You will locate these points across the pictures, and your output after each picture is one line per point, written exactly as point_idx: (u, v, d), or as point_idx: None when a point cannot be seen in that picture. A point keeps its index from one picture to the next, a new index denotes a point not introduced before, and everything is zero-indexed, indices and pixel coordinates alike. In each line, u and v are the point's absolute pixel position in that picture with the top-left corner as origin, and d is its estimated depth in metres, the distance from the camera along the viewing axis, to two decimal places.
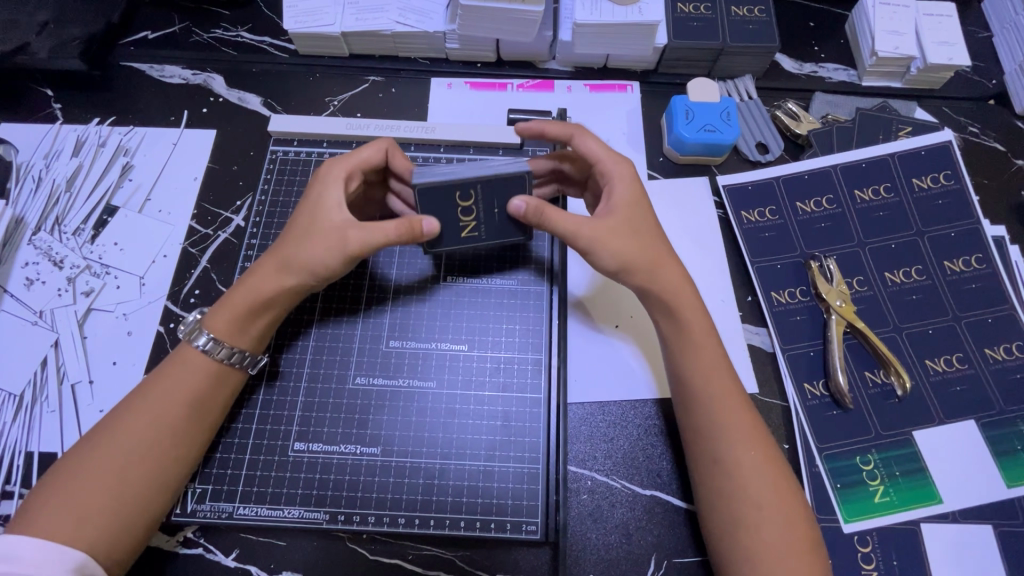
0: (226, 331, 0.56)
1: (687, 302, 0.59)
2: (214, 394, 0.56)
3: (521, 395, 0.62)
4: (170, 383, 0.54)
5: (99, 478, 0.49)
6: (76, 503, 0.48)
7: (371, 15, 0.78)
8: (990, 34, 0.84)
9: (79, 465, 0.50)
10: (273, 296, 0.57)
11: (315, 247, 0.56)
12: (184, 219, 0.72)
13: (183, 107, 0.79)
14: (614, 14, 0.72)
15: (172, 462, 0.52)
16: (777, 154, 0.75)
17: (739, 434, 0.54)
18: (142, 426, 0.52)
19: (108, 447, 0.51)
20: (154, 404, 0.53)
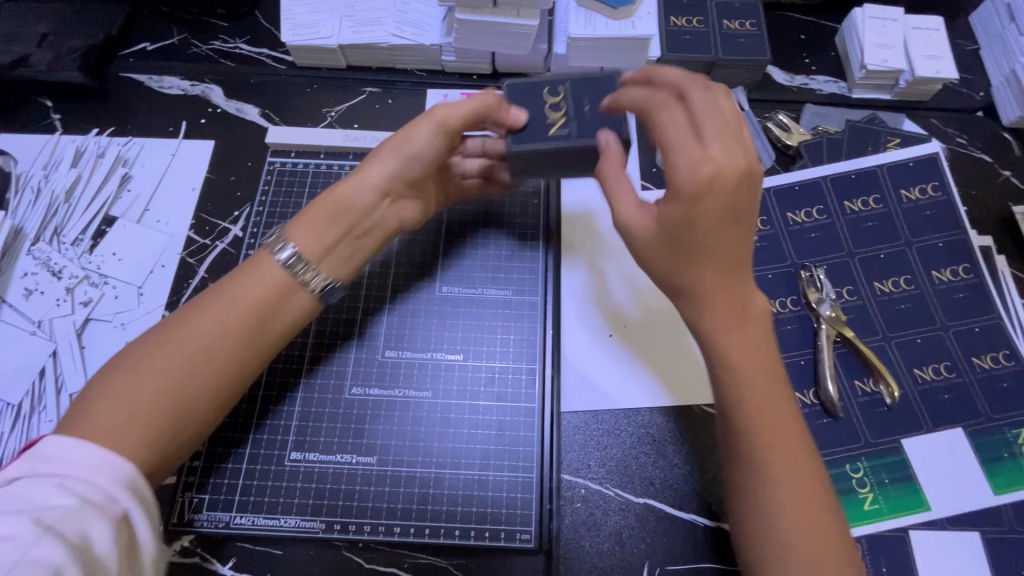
0: (308, 243, 0.59)
1: (734, 323, 0.51)
2: (266, 320, 0.56)
3: (515, 404, 0.63)
4: (240, 292, 0.56)
5: (160, 377, 0.50)
6: (134, 400, 0.49)
7: (368, 28, 0.79)
8: (977, 47, 0.85)
9: (145, 359, 0.51)
10: (349, 205, 0.60)
11: (412, 137, 0.61)
12: (182, 230, 0.73)
13: (181, 118, 0.80)
14: (607, 28, 0.74)
15: (229, 371, 0.53)
16: (768, 166, 0.76)
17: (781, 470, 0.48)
18: (209, 331, 0.53)
19: (166, 352, 0.52)
20: (214, 313, 0.54)
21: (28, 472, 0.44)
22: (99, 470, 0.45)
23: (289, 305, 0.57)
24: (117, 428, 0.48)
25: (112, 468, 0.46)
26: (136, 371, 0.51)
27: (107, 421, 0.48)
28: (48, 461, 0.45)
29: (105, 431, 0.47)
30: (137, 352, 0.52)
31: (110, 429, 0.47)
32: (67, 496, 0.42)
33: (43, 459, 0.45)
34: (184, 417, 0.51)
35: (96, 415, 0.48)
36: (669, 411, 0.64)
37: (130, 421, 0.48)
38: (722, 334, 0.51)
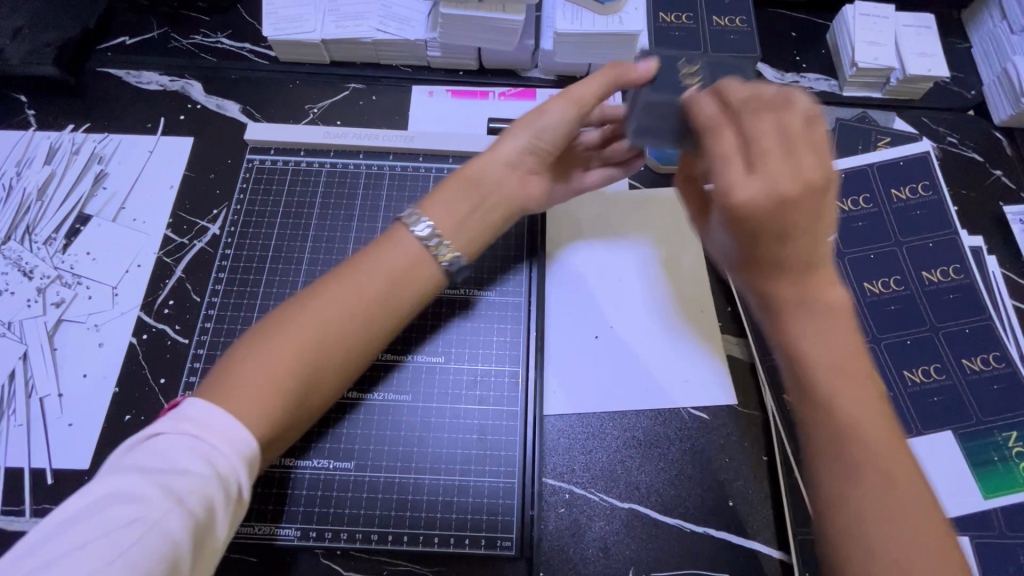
0: (442, 218, 0.54)
1: (826, 314, 0.46)
2: (402, 291, 0.52)
3: (499, 407, 0.62)
4: (376, 257, 0.52)
5: (296, 340, 0.47)
6: (269, 363, 0.46)
7: (352, 22, 0.77)
8: (969, 45, 0.84)
9: (284, 322, 0.48)
10: (480, 180, 0.56)
11: (545, 110, 0.57)
12: (159, 229, 0.71)
13: (160, 115, 0.78)
14: (595, 24, 0.72)
15: (360, 340, 0.50)
16: None
17: (871, 479, 0.43)
18: (341, 296, 0.50)
19: (296, 318, 0.48)
20: (347, 283, 0.50)
21: (169, 429, 0.42)
22: (223, 441, 0.43)
23: (422, 277, 0.53)
24: (245, 394, 0.45)
25: (236, 442, 0.43)
26: (266, 337, 0.47)
27: (234, 389, 0.45)
28: (190, 421, 0.43)
29: (233, 399, 0.44)
30: (270, 316, 0.49)
31: (237, 399, 0.44)
32: (194, 464, 0.41)
33: (184, 420, 0.43)
34: (306, 391, 0.48)
35: (225, 381, 0.45)
36: (654, 414, 0.63)
37: (254, 391, 0.45)
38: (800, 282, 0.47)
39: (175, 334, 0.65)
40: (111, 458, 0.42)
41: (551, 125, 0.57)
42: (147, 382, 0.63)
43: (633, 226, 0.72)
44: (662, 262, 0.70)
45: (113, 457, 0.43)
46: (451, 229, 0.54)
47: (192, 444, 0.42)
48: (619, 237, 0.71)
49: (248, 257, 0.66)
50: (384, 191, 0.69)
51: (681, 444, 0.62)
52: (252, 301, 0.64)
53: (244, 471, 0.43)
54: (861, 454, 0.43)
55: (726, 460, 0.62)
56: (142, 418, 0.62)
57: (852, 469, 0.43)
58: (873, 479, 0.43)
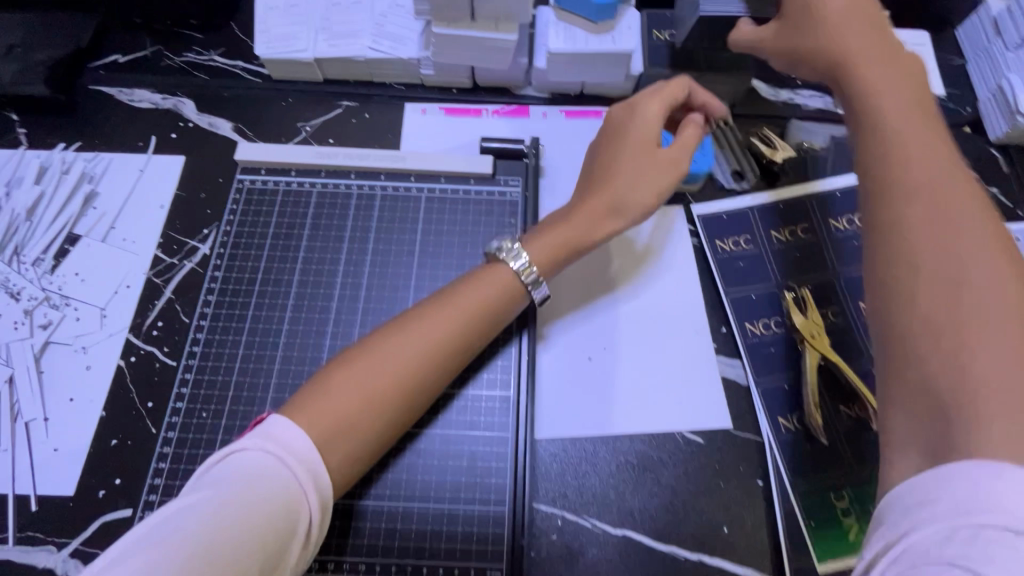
0: (541, 262, 0.61)
1: (934, 187, 0.46)
2: (476, 326, 0.58)
3: (490, 434, 0.61)
4: (462, 294, 0.59)
5: (385, 364, 0.53)
6: (363, 379, 0.52)
7: (345, 41, 0.77)
8: (964, 61, 0.84)
9: (376, 345, 0.55)
10: (584, 239, 0.62)
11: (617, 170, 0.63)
12: (149, 248, 0.70)
13: (152, 133, 0.77)
14: (588, 43, 0.72)
15: (441, 374, 0.56)
16: (752, 183, 0.75)
17: (995, 305, 0.40)
18: (426, 331, 0.56)
19: (378, 349, 0.54)
20: (431, 318, 0.57)
21: (254, 447, 0.46)
22: (300, 461, 0.46)
23: (495, 313, 0.59)
24: (328, 413, 0.50)
25: (312, 466, 0.47)
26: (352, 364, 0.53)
27: (316, 409, 0.49)
28: (275, 442, 0.46)
29: (313, 419, 0.49)
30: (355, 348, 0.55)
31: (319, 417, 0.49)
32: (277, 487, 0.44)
33: (270, 439, 0.46)
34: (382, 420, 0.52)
35: (307, 403, 0.50)
36: (647, 438, 0.62)
37: (335, 413, 0.50)
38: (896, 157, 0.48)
39: (163, 356, 0.65)
40: (189, 483, 0.44)
41: (627, 189, 0.62)
42: (134, 406, 0.62)
43: (626, 261, 0.71)
44: (654, 298, 0.69)
45: (193, 478, 0.45)
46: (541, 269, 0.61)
47: (275, 464, 0.45)
48: (609, 274, 0.70)
49: (236, 279, 0.65)
50: (375, 212, 0.68)
51: (675, 468, 0.61)
52: (241, 324, 0.63)
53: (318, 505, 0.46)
54: (985, 291, 0.41)
55: (720, 485, 0.61)
56: (128, 443, 0.61)
57: (975, 287, 0.41)
58: (995, 297, 0.41)
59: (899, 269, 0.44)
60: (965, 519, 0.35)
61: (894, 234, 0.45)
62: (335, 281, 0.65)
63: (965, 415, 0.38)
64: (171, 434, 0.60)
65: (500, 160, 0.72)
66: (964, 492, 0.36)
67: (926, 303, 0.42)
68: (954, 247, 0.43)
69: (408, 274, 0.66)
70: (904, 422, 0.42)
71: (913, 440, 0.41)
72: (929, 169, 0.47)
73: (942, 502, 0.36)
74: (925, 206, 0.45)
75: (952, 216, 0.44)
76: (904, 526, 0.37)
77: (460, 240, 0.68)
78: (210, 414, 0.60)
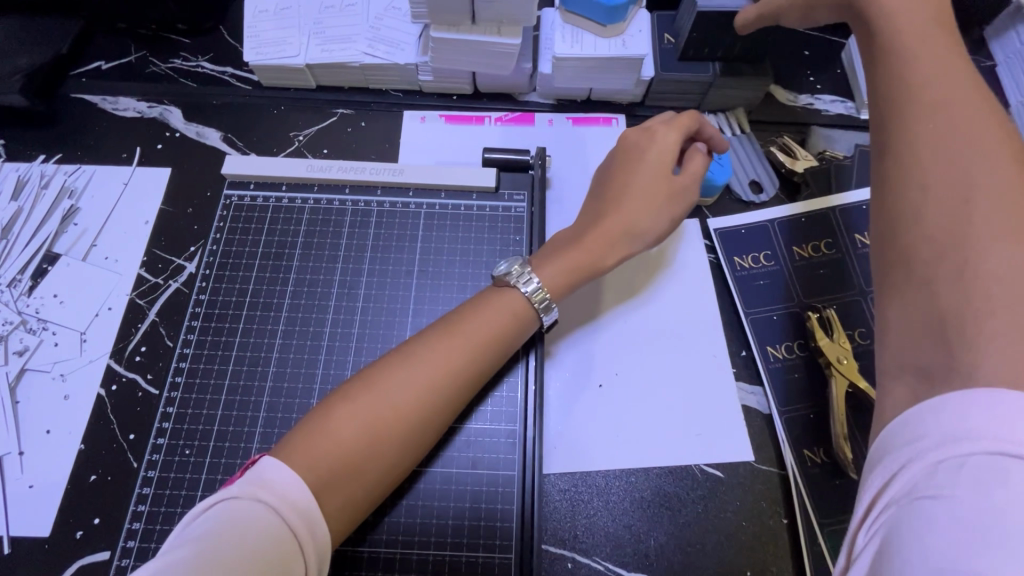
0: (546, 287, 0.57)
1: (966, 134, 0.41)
2: (484, 358, 0.54)
3: (494, 472, 0.57)
4: (474, 320, 0.55)
5: (385, 401, 0.49)
6: (358, 418, 0.48)
7: (339, 46, 0.73)
8: (993, 63, 0.80)
9: (373, 377, 0.50)
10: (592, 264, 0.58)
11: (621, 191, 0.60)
12: (132, 268, 0.67)
13: (136, 144, 0.73)
14: (596, 47, 0.68)
15: (445, 408, 0.52)
16: (771, 194, 0.71)
17: (1003, 220, 0.37)
18: (431, 359, 0.52)
19: (378, 383, 0.50)
20: (435, 347, 0.52)
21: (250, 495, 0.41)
22: (296, 515, 0.42)
23: (502, 344, 0.55)
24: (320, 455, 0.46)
25: (309, 519, 0.42)
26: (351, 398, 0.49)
27: (311, 447, 0.46)
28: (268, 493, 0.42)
29: (309, 459, 0.45)
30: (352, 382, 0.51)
31: (315, 456, 0.45)
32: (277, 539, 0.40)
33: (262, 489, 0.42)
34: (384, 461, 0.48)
35: (301, 439, 0.47)
36: (663, 472, 0.58)
37: (331, 451, 0.46)
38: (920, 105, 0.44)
39: (147, 384, 0.61)
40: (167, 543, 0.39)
41: (636, 212, 0.59)
42: (116, 438, 0.58)
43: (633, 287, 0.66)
44: (662, 326, 0.65)
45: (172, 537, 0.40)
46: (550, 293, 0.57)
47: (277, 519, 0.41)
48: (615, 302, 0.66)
49: (223, 301, 0.61)
50: (371, 230, 0.64)
51: (694, 504, 0.57)
52: (228, 351, 0.59)
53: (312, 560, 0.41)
54: (992, 205, 0.37)
55: (743, 523, 0.57)
56: (108, 479, 0.57)
57: (980, 202, 0.38)
58: (1001, 211, 0.37)
59: (902, 191, 0.42)
60: (953, 446, 0.32)
61: (901, 159, 0.43)
62: (329, 305, 0.61)
63: (963, 334, 0.35)
64: (152, 473, 0.55)
65: (503, 172, 0.68)
66: (954, 421, 0.32)
67: (928, 221, 0.39)
68: (963, 165, 0.40)
69: (406, 296, 0.61)
70: (901, 350, 0.39)
71: (910, 365, 0.38)
72: (946, 96, 0.44)
73: (933, 433, 0.33)
74: (941, 126, 0.42)
75: (966, 136, 0.41)
76: (898, 461, 0.34)
77: (462, 259, 0.63)
78: (195, 451, 0.56)
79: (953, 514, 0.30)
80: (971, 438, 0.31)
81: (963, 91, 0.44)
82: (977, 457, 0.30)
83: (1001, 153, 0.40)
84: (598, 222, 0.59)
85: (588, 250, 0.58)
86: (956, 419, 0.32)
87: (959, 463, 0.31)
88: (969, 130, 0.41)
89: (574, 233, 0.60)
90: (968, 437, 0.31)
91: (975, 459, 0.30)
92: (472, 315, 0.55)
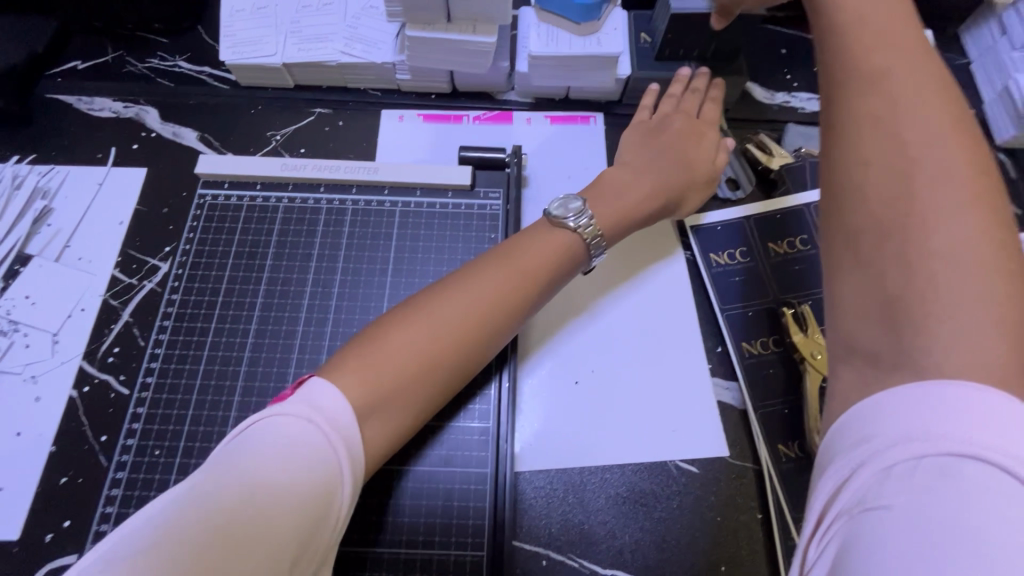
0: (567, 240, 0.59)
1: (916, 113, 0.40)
2: (521, 295, 0.56)
3: (467, 471, 0.57)
4: (506, 263, 0.57)
5: (427, 333, 0.51)
6: (398, 349, 0.50)
7: (315, 45, 0.73)
8: (968, 61, 0.80)
9: (413, 313, 0.53)
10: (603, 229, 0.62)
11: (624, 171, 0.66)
12: (106, 268, 0.66)
13: (112, 144, 0.73)
14: (571, 45, 0.68)
15: (482, 343, 0.54)
16: (748, 191, 0.71)
17: (947, 196, 0.37)
18: (468, 297, 0.54)
19: (434, 308, 0.53)
20: (489, 275, 0.56)
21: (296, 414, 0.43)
22: (341, 435, 0.44)
23: (548, 281, 0.58)
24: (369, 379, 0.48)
25: (350, 443, 0.44)
26: (409, 320, 0.52)
27: (361, 370, 0.48)
28: (315, 414, 0.43)
29: (360, 378, 0.48)
30: (405, 306, 0.54)
31: (366, 379, 0.48)
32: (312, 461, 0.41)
33: (310, 411, 0.44)
34: (445, 376, 0.52)
35: (350, 362, 0.49)
36: (637, 468, 0.58)
37: (386, 371, 0.49)
38: (868, 90, 0.42)
39: (119, 385, 0.60)
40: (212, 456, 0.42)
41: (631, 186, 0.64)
42: (87, 440, 0.58)
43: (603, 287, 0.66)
44: (634, 325, 0.65)
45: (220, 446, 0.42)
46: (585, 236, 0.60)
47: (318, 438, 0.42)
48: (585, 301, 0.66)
49: (196, 301, 0.61)
50: (346, 228, 0.64)
51: (669, 501, 0.57)
52: (199, 351, 0.59)
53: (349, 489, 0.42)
54: (935, 183, 0.37)
55: (716, 518, 0.57)
56: (78, 481, 0.56)
57: (924, 180, 0.38)
58: (945, 189, 0.37)
59: (850, 172, 0.41)
60: (906, 446, 0.31)
61: (848, 139, 0.42)
62: (302, 303, 0.61)
63: (912, 317, 0.35)
64: (120, 474, 0.55)
65: (479, 170, 0.69)
66: (907, 422, 0.32)
67: (873, 201, 0.39)
68: (905, 141, 0.40)
69: (381, 294, 0.61)
70: (853, 334, 0.39)
71: (862, 350, 0.38)
72: (889, 66, 0.43)
73: (884, 435, 0.33)
74: (883, 107, 0.41)
75: (909, 107, 0.41)
76: (850, 464, 0.33)
77: (437, 257, 0.63)
78: (164, 453, 0.55)
79: (912, 520, 0.29)
80: (925, 439, 0.31)
81: (906, 59, 0.43)
82: (930, 459, 0.30)
83: (943, 126, 0.40)
84: (605, 193, 0.64)
85: (632, 195, 0.64)
86: (909, 421, 0.32)
87: (913, 467, 0.30)
88: (911, 100, 0.41)
89: (618, 178, 0.65)
90: (920, 439, 0.31)
91: (930, 462, 0.30)
92: (523, 249, 0.58)
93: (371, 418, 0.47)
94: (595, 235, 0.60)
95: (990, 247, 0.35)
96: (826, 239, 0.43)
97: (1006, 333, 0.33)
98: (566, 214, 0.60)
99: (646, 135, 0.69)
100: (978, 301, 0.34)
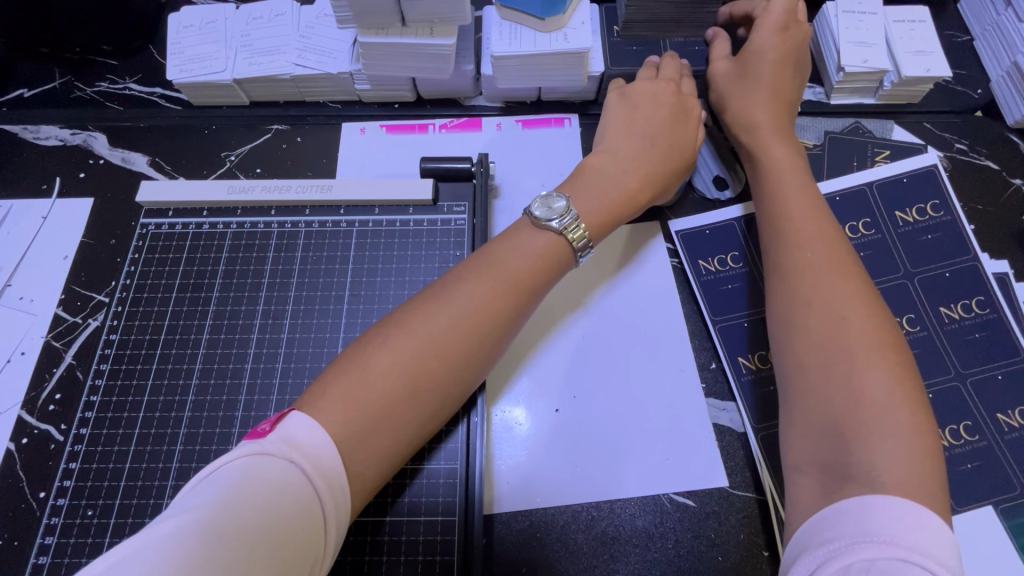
0: (550, 238, 0.53)
1: (845, 264, 0.49)
2: (517, 301, 0.51)
3: (434, 517, 0.51)
4: (503, 267, 0.51)
5: (432, 376, 0.46)
6: (378, 379, 0.44)
7: (266, 58, 0.68)
8: (970, 38, 0.74)
9: (389, 332, 0.47)
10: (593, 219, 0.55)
11: (607, 158, 0.59)
12: (48, 308, 0.62)
13: (56, 174, 0.69)
14: (536, 42, 0.63)
15: (477, 355, 0.48)
16: (739, 189, 0.65)
17: (870, 340, 0.44)
18: (461, 304, 0.49)
19: (429, 315, 0.48)
20: (484, 281, 0.50)
21: (278, 453, 0.39)
22: (324, 477, 0.39)
23: (547, 285, 0.53)
24: (349, 411, 0.43)
25: (336, 479, 0.40)
26: (386, 337, 0.47)
27: (345, 396, 0.43)
28: (303, 451, 0.39)
29: (345, 408, 0.43)
30: (392, 318, 0.49)
31: (350, 406, 0.43)
32: (295, 510, 0.36)
33: (296, 447, 0.39)
34: (441, 393, 0.47)
35: (334, 386, 0.44)
36: (625, 506, 0.53)
37: (371, 394, 0.44)
38: (800, 231, 0.52)
39: (60, 435, 0.55)
40: (178, 497, 0.36)
41: (618, 175, 0.58)
42: (25, 498, 0.53)
43: (597, 315, 0.60)
44: (613, 346, 0.59)
45: (194, 481, 0.37)
46: (561, 229, 0.53)
47: (302, 481, 0.38)
48: (575, 334, 0.60)
49: (135, 341, 0.58)
50: (298, 253, 0.61)
51: (664, 541, 0.51)
52: (138, 398, 0.55)
53: (333, 537, 0.39)
54: (860, 328, 0.45)
55: (717, 559, 0.51)
56: (13, 544, 0.51)
57: (855, 324, 0.45)
58: (866, 334, 0.44)
59: (782, 303, 0.49)
60: (859, 548, 0.35)
61: (784, 277, 0.50)
62: (251, 338, 0.57)
63: (860, 443, 0.40)
64: (48, 539, 0.50)
65: (443, 183, 0.64)
66: (860, 525, 0.36)
67: (818, 332, 0.46)
68: (830, 289, 0.47)
69: (336, 325, 0.58)
70: (805, 444, 0.43)
71: (818, 461, 0.42)
72: (807, 223, 0.52)
73: (843, 536, 0.36)
74: (815, 255, 0.50)
75: (847, 266, 0.49)
76: (815, 560, 0.36)
77: (398, 281, 0.60)
78: (98, 512, 0.51)
79: None
80: (876, 541, 0.35)
81: (818, 218, 0.52)
82: (881, 560, 0.33)
83: (856, 284, 0.48)
84: (592, 184, 0.57)
85: (624, 186, 0.57)
86: (860, 526, 0.36)
87: (867, 565, 0.33)
88: (840, 258, 0.49)
89: (605, 168, 0.58)
90: (870, 541, 0.35)
91: (882, 562, 0.33)
92: (517, 248, 0.53)
93: (357, 446, 0.42)
94: (582, 237, 0.54)
95: (911, 390, 0.42)
96: (777, 356, 0.49)
97: (926, 459, 0.39)
98: (550, 214, 0.54)
99: (632, 112, 0.61)
100: (910, 440, 0.40)
